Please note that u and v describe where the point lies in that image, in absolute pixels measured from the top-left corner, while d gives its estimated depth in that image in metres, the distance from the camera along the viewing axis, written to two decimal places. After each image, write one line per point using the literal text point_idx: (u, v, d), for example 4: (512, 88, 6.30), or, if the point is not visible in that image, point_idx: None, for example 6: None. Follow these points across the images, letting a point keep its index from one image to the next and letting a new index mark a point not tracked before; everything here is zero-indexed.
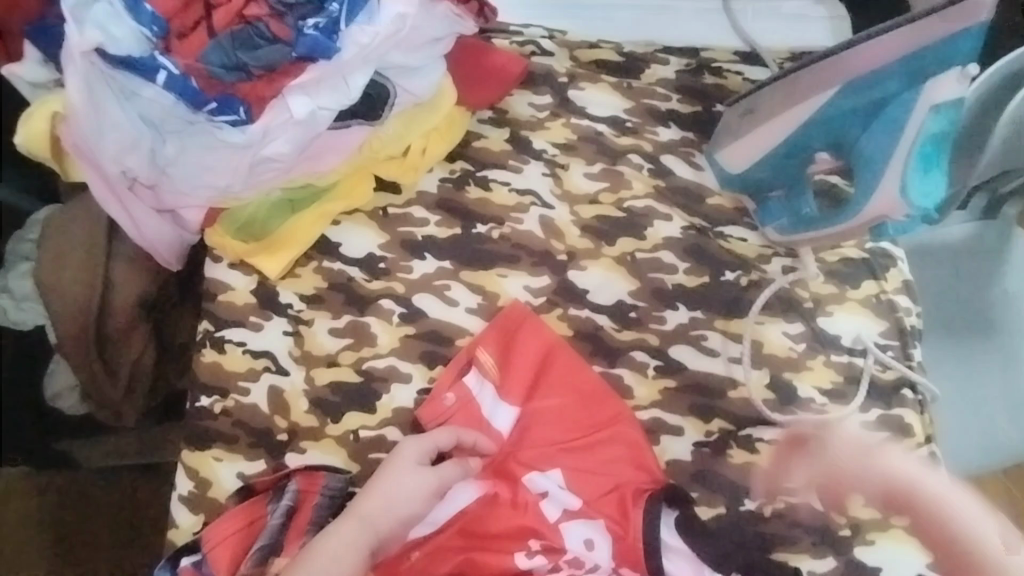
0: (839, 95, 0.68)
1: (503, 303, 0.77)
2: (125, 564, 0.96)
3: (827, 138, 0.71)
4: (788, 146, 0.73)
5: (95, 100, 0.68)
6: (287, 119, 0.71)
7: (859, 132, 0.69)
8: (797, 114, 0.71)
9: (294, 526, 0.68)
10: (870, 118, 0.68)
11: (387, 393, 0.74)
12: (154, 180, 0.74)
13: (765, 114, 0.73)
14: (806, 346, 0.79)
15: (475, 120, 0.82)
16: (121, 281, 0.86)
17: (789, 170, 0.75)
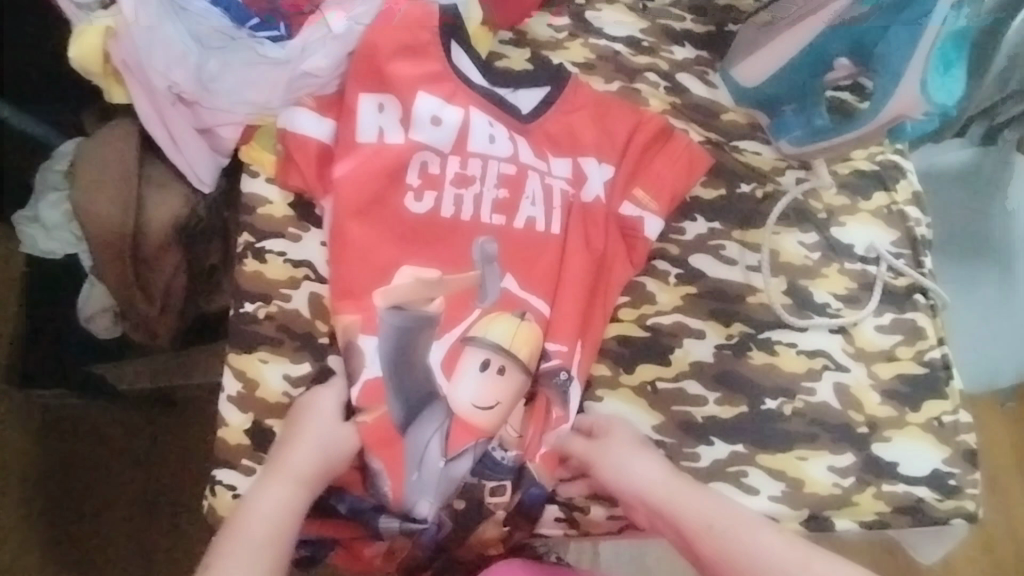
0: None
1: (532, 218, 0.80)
2: (179, 475, 1.05)
3: (846, 44, 0.75)
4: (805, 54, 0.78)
5: (150, 14, 0.74)
6: (326, 35, 0.77)
7: (878, 35, 0.72)
8: (813, 21, 0.76)
9: (382, 441, 0.69)
10: (892, 22, 0.71)
11: None
12: (197, 97, 0.77)
13: (785, 22, 0.79)
14: (821, 255, 0.81)
15: (497, 41, 0.84)
16: (154, 205, 0.87)
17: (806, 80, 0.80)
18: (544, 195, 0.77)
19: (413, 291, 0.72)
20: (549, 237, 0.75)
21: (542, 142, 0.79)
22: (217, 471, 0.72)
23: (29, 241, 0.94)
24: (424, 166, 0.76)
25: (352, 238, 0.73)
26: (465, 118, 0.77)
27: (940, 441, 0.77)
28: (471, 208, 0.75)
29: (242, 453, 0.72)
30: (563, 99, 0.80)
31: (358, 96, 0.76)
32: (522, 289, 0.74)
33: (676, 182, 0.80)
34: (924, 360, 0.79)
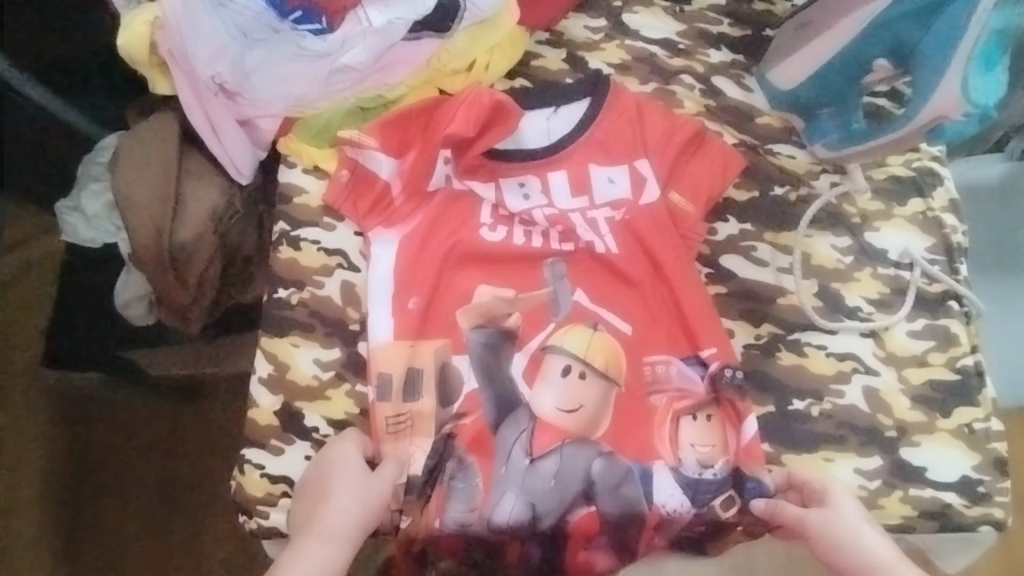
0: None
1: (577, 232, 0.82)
2: (207, 463, 1.07)
3: (885, 46, 0.74)
4: (842, 57, 0.77)
5: (195, 9, 0.76)
6: (365, 29, 0.78)
7: (920, 36, 0.71)
8: (851, 24, 0.75)
9: (479, 438, 0.72)
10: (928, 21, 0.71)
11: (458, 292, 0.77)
12: (238, 87, 0.79)
13: (820, 26, 0.78)
14: (853, 259, 0.81)
15: (534, 41, 0.86)
16: (192, 196, 0.90)
17: (845, 83, 0.79)
18: (590, 223, 0.79)
19: (492, 307, 0.76)
20: (619, 259, 0.78)
21: (571, 173, 0.80)
22: (246, 453, 0.73)
23: (71, 229, 0.97)
24: (492, 208, 0.80)
25: (416, 280, 0.76)
26: (498, 186, 0.80)
27: (970, 448, 0.76)
28: (540, 239, 0.79)
29: (271, 434, 0.74)
30: (594, 125, 0.80)
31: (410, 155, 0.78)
32: (592, 301, 0.77)
33: (708, 184, 0.80)
34: (956, 367, 0.79)
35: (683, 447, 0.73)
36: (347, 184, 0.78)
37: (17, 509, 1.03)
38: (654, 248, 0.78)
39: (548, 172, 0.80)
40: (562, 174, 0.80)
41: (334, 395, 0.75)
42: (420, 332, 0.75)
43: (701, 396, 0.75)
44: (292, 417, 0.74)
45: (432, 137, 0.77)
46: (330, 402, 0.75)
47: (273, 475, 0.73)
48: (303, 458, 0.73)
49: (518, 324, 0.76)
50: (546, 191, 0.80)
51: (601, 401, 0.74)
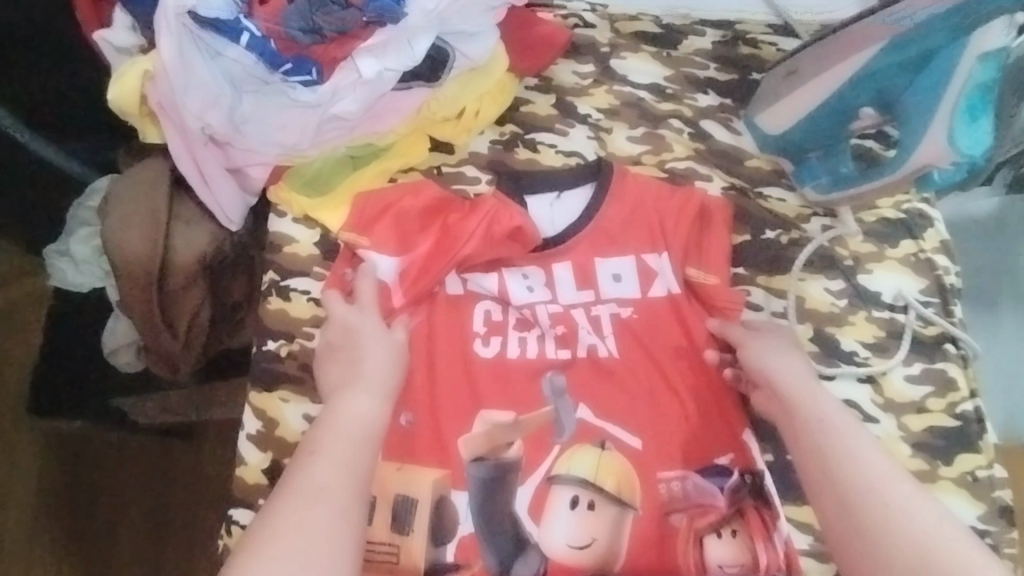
0: (885, 50, 0.70)
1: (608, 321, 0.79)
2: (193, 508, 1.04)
3: (870, 94, 0.73)
4: (832, 104, 0.76)
5: (186, 60, 0.74)
6: (355, 79, 0.77)
7: (903, 86, 0.72)
8: (837, 73, 0.74)
9: None
10: (915, 73, 0.70)
11: (453, 343, 0.77)
12: (229, 138, 0.79)
13: (808, 73, 0.77)
14: (848, 302, 0.80)
15: (523, 87, 0.86)
16: (182, 242, 0.88)
17: (834, 129, 0.78)
18: (593, 324, 0.79)
19: (489, 438, 0.74)
20: (621, 365, 0.78)
21: (576, 269, 0.80)
22: (233, 512, 0.72)
23: (60, 275, 0.97)
24: (487, 315, 0.79)
25: (412, 393, 0.76)
26: (501, 281, 0.79)
27: (974, 497, 0.75)
28: (536, 347, 0.78)
29: (260, 493, 0.73)
30: (600, 213, 0.80)
31: (402, 261, 0.77)
32: (596, 417, 0.76)
33: (722, 252, 0.80)
34: (956, 413, 0.77)
35: (711, 567, 0.72)
36: (350, 283, 0.77)
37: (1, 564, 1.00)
38: (660, 352, 0.78)
39: (551, 266, 0.80)
40: (566, 273, 0.80)
41: None
42: (420, 450, 0.74)
43: (723, 511, 0.73)
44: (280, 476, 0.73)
45: (447, 249, 0.77)
46: None
47: None
48: None
49: (520, 452, 0.74)
50: (550, 285, 0.80)
51: (613, 531, 0.72)
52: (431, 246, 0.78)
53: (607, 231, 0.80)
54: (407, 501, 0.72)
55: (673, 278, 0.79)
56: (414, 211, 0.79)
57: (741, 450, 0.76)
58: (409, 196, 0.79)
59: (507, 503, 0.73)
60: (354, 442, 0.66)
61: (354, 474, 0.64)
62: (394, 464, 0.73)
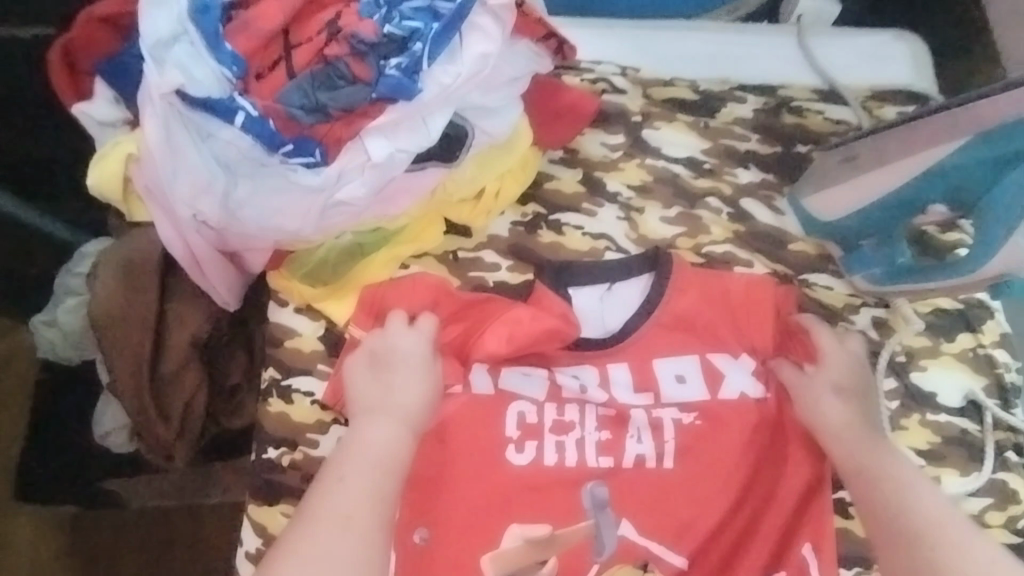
0: (969, 145, 0.64)
1: (661, 423, 0.71)
2: None
3: (945, 190, 0.66)
4: (901, 196, 0.69)
5: (173, 143, 0.67)
6: (364, 162, 0.69)
7: (985, 187, 0.64)
8: (911, 163, 0.68)
9: None
10: (1003, 174, 0.63)
11: (486, 451, 0.69)
12: (223, 225, 0.71)
13: (868, 162, 0.72)
14: (899, 403, 0.74)
15: (546, 161, 0.79)
16: (177, 320, 0.82)
17: (895, 222, 0.71)
18: (652, 428, 0.71)
19: (521, 559, 0.66)
20: (674, 471, 0.70)
21: (634, 371, 0.72)
22: None
23: (47, 347, 0.90)
24: (522, 417, 0.70)
25: (427, 509, 0.67)
26: (548, 379, 0.72)
27: None
28: (575, 454, 0.70)
29: None
30: (662, 304, 0.72)
31: (436, 358, 0.70)
32: (641, 535, 0.68)
33: (800, 352, 0.73)
34: (1017, 529, 0.71)
35: None
36: (364, 379, 0.69)
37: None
38: (720, 459, 0.71)
39: (606, 366, 0.73)
40: (622, 372, 0.73)
41: None
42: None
43: None
44: None
45: (473, 345, 0.71)
46: None
47: None
48: None
49: (553, 573, 0.66)
50: (605, 386, 0.72)
51: None
52: (470, 346, 0.71)
53: (681, 325, 0.73)
54: None
55: (747, 380, 0.72)
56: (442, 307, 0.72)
57: (802, 573, 0.68)
58: (436, 293, 0.72)
59: None
60: (370, 471, 0.63)
61: (371, 506, 0.62)
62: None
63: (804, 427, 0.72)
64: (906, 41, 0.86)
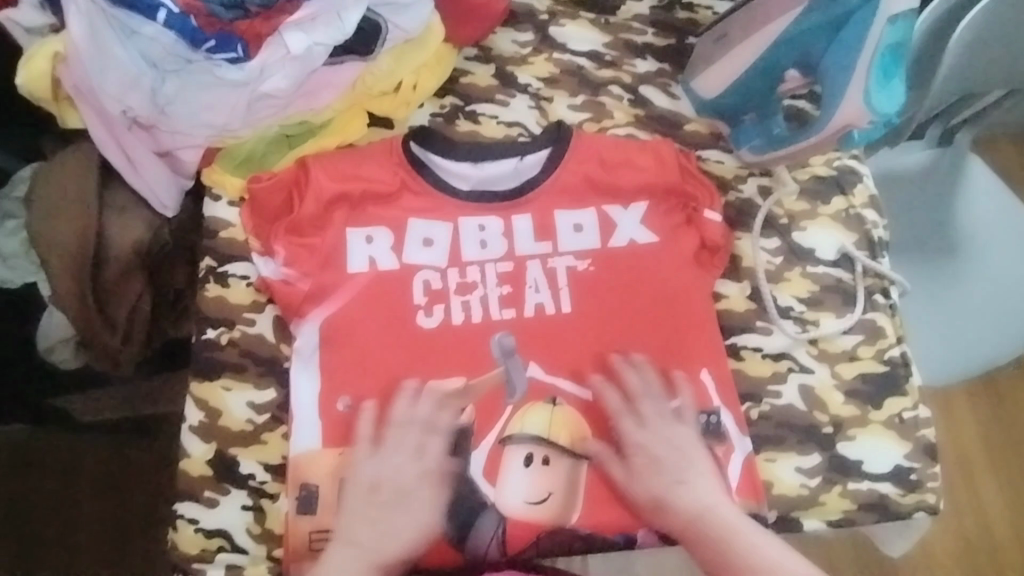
0: (806, 11, 0.77)
1: (565, 279, 0.81)
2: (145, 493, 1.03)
3: (795, 55, 0.80)
4: (763, 66, 0.81)
5: (98, 40, 0.70)
6: (284, 55, 0.74)
7: (823, 49, 0.78)
8: (766, 35, 0.79)
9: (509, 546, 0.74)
10: (833, 34, 0.77)
11: (403, 309, 0.77)
12: (153, 121, 0.75)
13: (737, 37, 0.81)
14: (784, 259, 0.83)
15: (462, 58, 0.85)
16: (116, 232, 0.85)
17: (764, 91, 0.83)
18: (547, 278, 0.81)
19: (440, 405, 0.75)
20: (569, 320, 0.80)
21: (535, 220, 0.82)
22: (179, 506, 0.73)
23: None
24: (427, 284, 0.78)
25: (346, 376, 0.75)
26: (453, 237, 0.80)
27: (901, 437, 0.80)
28: (480, 311, 0.79)
29: (206, 484, 0.73)
30: (561, 168, 0.82)
31: (345, 231, 0.78)
32: (548, 374, 0.78)
33: (674, 219, 0.83)
34: (885, 359, 0.82)
35: (668, 508, 0.76)
36: (296, 245, 0.77)
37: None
38: (615, 304, 0.80)
39: (510, 217, 0.81)
40: (524, 230, 0.81)
41: (270, 438, 0.75)
42: (360, 433, 0.74)
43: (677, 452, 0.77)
44: (226, 464, 0.74)
45: (392, 215, 0.80)
46: (266, 446, 0.75)
47: (208, 530, 0.72)
48: (240, 506, 0.73)
49: (470, 417, 0.75)
50: (508, 236, 0.81)
51: (568, 482, 0.75)
52: (382, 221, 0.79)
53: (562, 190, 0.82)
54: (350, 480, 0.73)
55: (635, 229, 0.82)
56: (374, 176, 0.79)
57: (699, 397, 0.78)
58: (364, 162, 0.79)
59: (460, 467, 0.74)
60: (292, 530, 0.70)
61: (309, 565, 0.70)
62: (336, 448, 0.73)
63: (681, 274, 0.81)
64: None
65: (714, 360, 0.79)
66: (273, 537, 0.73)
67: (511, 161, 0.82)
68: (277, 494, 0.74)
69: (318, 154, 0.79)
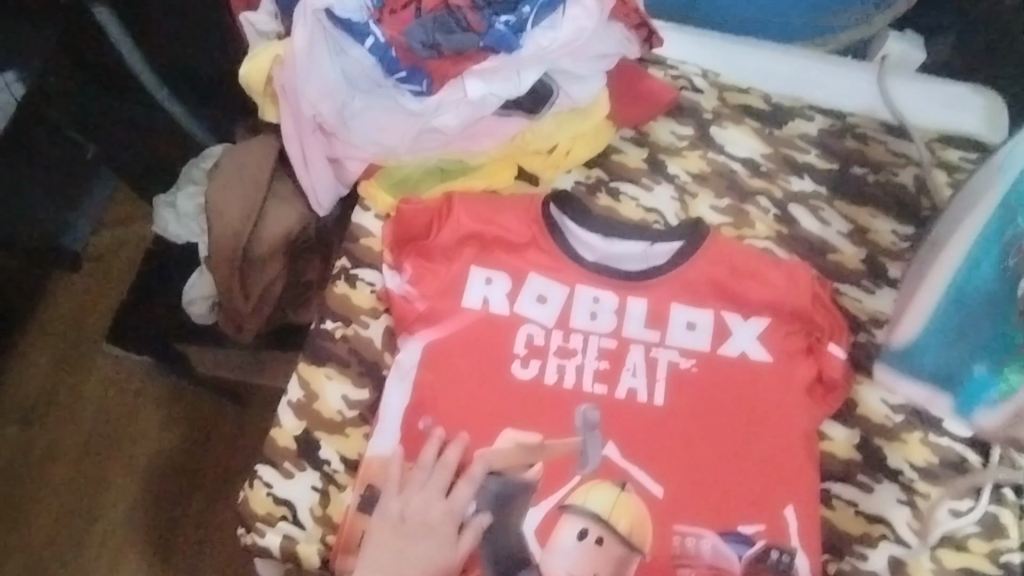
0: (988, 212, 0.70)
1: (664, 373, 0.80)
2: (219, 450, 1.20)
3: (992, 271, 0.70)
4: (961, 282, 0.72)
5: (314, 51, 0.80)
6: (460, 98, 0.80)
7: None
8: (959, 238, 0.73)
9: None
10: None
11: (502, 356, 0.80)
12: (336, 129, 0.83)
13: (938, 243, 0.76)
14: (904, 418, 0.78)
15: (618, 137, 0.87)
16: (272, 216, 0.96)
17: (966, 328, 0.73)
18: (646, 365, 0.80)
19: (512, 456, 0.77)
20: (659, 412, 0.79)
21: (651, 306, 0.82)
22: (260, 468, 0.78)
23: (162, 222, 1.07)
24: (530, 338, 0.81)
25: (434, 402, 0.78)
26: (568, 300, 0.82)
27: None
28: (574, 377, 0.80)
29: (287, 456, 0.78)
30: (689, 262, 0.82)
31: (470, 268, 0.82)
32: (623, 458, 0.77)
33: (794, 344, 0.80)
34: (999, 561, 0.73)
35: None
36: (426, 269, 0.82)
37: (73, 463, 1.20)
38: (711, 412, 0.78)
39: (626, 298, 0.82)
40: (636, 312, 0.82)
41: (352, 432, 0.79)
42: (434, 460, 0.76)
43: None
44: (308, 445, 0.78)
45: (516, 264, 0.83)
46: (347, 439, 0.79)
47: (279, 496, 0.77)
48: (309, 488, 0.77)
49: (537, 476, 0.76)
50: (620, 314, 0.82)
51: (616, 569, 0.74)
52: (505, 267, 0.83)
53: (683, 283, 0.82)
54: (412, 501, 0.75)
55: (748, 340, 0.80)
56: (509, 226, 0.83)
57: (775, 530, 0.74)
58: (503, 210, 0.83)
59: (516, 522, 0.75)
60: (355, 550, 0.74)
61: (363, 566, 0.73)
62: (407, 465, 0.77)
63: (786, 397, 0.78)
64: (986, 95, 0.89)
65: (801, 497, 0.75)
66: (331, 524, 0.77)
67: (643, 245, 0.83)
68: (345, 485, 0.78)
69: (465, 192, 0.84)
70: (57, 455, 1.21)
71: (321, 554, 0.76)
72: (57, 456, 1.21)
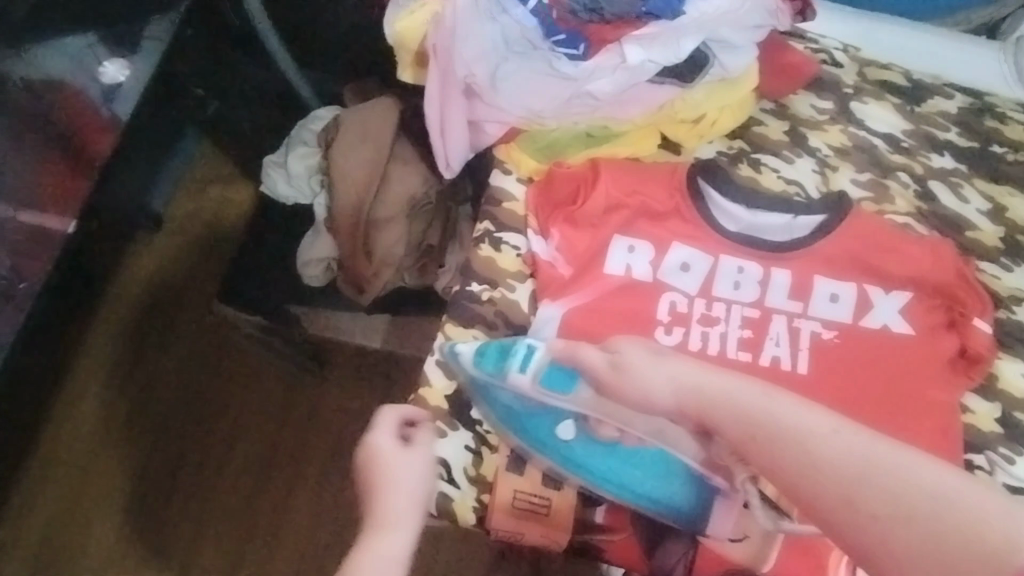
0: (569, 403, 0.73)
1: (808, 344, 0.81)
2: (305, 418, 1.20)
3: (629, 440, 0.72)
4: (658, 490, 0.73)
5: (476, 13, 0.81)
6: (618, 64, 0.80)
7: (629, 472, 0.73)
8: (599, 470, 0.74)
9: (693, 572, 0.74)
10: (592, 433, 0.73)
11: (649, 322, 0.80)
12: (484, 91, 0.83)
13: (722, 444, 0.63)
14: None
15: (759, 109, 0.88)
16: (394, 178, 0.97)
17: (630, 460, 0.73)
18: (789, 335, 0.81)
19: None
20: (804, 380, 0.79)
21: (794, 279, 0.82)
22: None
23: (271, 183, 1.06)
24: (673, 305, 0.81)
25: None
26: (711, 270, 0.83)
27: None
28: (719, 344, 0.80)
29: (439, 415, 0.78)
30: (832, 237, 0.82)
31: (612, 236, 0.82)
32: None
33: (933, 322, 0.80)
34: None
35: None
36: (573, 234, 0.82)
37: (159, 425, 1.20)
38: (852, 382, 0.79)
39: (770, 269, 0.83)
40: (779, 283, 0.82)
41: None
42: None
43: None
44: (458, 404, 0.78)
45: (660, 232, 0.83)
46: None
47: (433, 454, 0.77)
48: (462, 447, 0.78)
49: None
50: (763, 285, 0.82)
51: (767, 535, 0.72)
52: (646, 236, 0.83)
53: (823, 257, 0.83)
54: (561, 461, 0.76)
55: (891, 314, 0.81)
56: (654, 194, 0.83)
57: None
58: (649, 178, 0.84)
59: None
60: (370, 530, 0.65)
61: (358, 551, 0.63)
62: None
63: (930, 369, 0.79)
64: None
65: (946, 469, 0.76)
66: (484, 484, 0.77)
67: (786, 217, 0.83)
68: (495, 447, 0.78)
69: (610, 159, 0.84)
70: (141, 417, 1.20)
71: (477, 511, 0.76)
72: (145, 412, 1.21)
